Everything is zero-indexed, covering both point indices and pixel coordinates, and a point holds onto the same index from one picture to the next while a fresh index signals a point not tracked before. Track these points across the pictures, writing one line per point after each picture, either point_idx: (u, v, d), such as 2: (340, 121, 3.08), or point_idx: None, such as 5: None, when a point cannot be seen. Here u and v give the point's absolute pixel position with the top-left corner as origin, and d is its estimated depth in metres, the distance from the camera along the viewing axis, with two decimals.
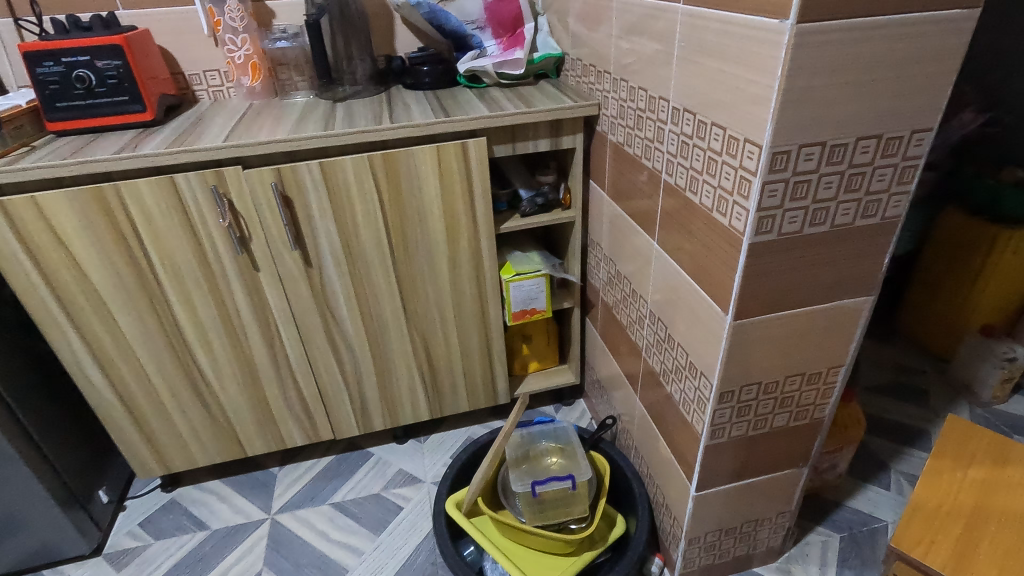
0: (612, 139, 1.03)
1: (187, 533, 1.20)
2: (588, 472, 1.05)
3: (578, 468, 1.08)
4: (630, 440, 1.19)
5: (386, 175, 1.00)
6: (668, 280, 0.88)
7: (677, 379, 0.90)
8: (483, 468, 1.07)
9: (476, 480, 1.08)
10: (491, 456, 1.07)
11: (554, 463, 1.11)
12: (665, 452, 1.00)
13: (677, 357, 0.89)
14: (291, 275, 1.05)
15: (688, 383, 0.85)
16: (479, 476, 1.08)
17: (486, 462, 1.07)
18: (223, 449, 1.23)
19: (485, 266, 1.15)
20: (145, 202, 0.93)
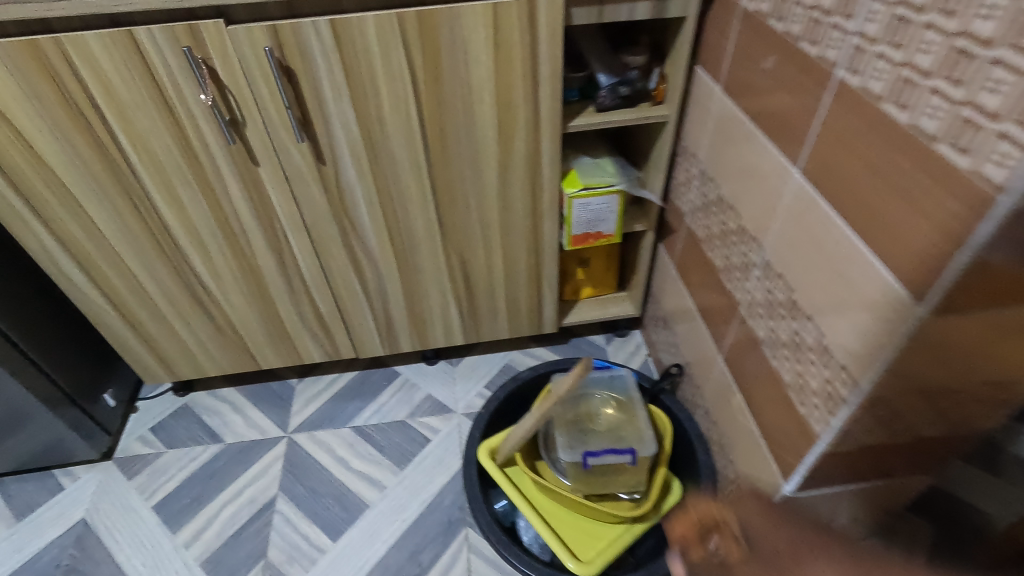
0: (745, 7, 0.71)
1: (200, 445, 1.12)
2: (654, 447, 0.86)
3: (639, 434, 0.90)
4: (697, 395, 1.00)
5: (422, 45, 0.73)
6: (805, 230, 0.64)
7: (793, 358, 0.69)
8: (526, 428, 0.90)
9: (513, 438, 0.92)
10: (537, 417, 0.88)
11: (610, 421, 0.93)
12: (753, 433, 0.81)
13: (800, 333, 0.67)
14: (300, 173, 0.83)
15: (813, 370, 0.65)
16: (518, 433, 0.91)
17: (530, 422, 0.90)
18: (234, 359, 1.10)
19: (543, 175, 0.90)
20: (101, 66, 0.69)
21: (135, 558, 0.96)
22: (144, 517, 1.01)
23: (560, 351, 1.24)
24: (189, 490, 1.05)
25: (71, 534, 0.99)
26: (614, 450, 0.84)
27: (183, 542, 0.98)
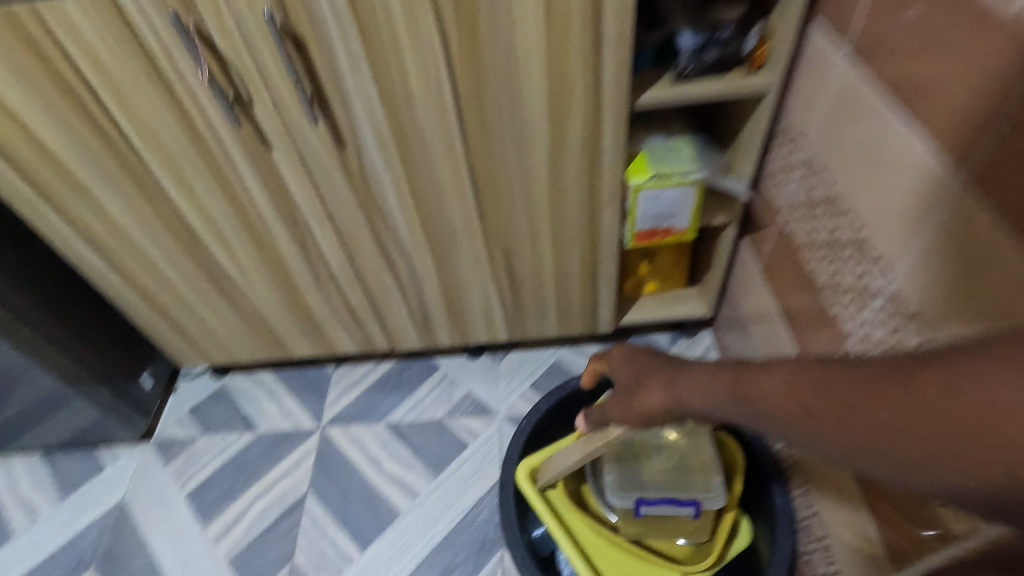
0: None
1: (235, 432, 1.08)
2: (720, 501, 0.75)
3: (703, 479, 0.78)
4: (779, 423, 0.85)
5: (454, 2, 0.58)
6: (970, 273, 0.47)
7: None
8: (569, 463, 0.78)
9: (553, 472, 0.80)
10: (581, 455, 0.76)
11: (668, 461, 0.81)
12: (856, 496, 0.67)
13: None
14: (318, 158, 0.72)
15: None
16: (559, 467, 0.80)
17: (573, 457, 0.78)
18: (266, 348, 1.05)
19: (603, 162, 0.75)
20: (86, 39, 0.60)
21: (168, 549, 0.95)
22: (178, 506, 1.00)
23: None
24: (222, 481, 1.02)
25: (109, 517, 0.99)
26: (675, 504, 0.75)
27: (213, 537, 0.96)
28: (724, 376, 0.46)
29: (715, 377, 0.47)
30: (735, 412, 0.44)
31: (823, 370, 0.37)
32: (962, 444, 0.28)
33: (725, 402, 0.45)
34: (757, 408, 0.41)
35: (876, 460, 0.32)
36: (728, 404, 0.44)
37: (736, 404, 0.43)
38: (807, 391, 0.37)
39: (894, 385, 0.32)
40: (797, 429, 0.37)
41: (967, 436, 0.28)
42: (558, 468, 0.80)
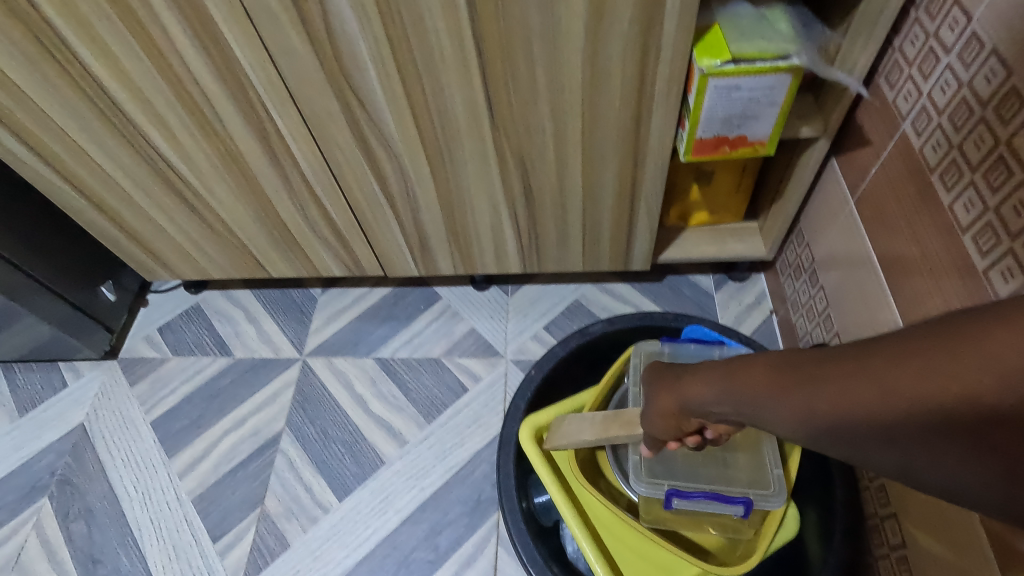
0: None
1: (208, 355, 0.96)
2: (776, 504, 0.61)
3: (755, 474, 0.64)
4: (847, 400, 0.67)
5: None
6: None
7: None
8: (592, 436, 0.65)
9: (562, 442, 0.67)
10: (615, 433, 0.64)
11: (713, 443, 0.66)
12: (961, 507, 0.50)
13: None
14: (268, 10, 0.52)
15: None
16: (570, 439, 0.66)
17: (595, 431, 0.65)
18: (238, 263, 0.90)
19: (662, 31, 0.53)
20: None
21: (127, 480, 0.85)
22: (141, 434, 0.89)
23: (649, 294, 0.93)
24: (191, 410, 0.91)
25: (69, 440, 0.90)
26: (720, 500, 0.60)
27: (176, 472, 0.85)
28: (706, 368, 0.43)
29: (707, 374, 0.42)
30: (721, 406, 0.40)
31: (803, 355, 0.34)
32: (947, 407, 0.25)
33: (704, 395, 0.41)
34: (737, 396, 0.38)
35: (858, 442, 0.29)
36: (709, 397, 0.41)
37: (716, 395, 0.40)
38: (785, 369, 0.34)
39: (872, 357, 0.29)
40: (778, 414, 0.34)
41: (957, 401, 0.25)
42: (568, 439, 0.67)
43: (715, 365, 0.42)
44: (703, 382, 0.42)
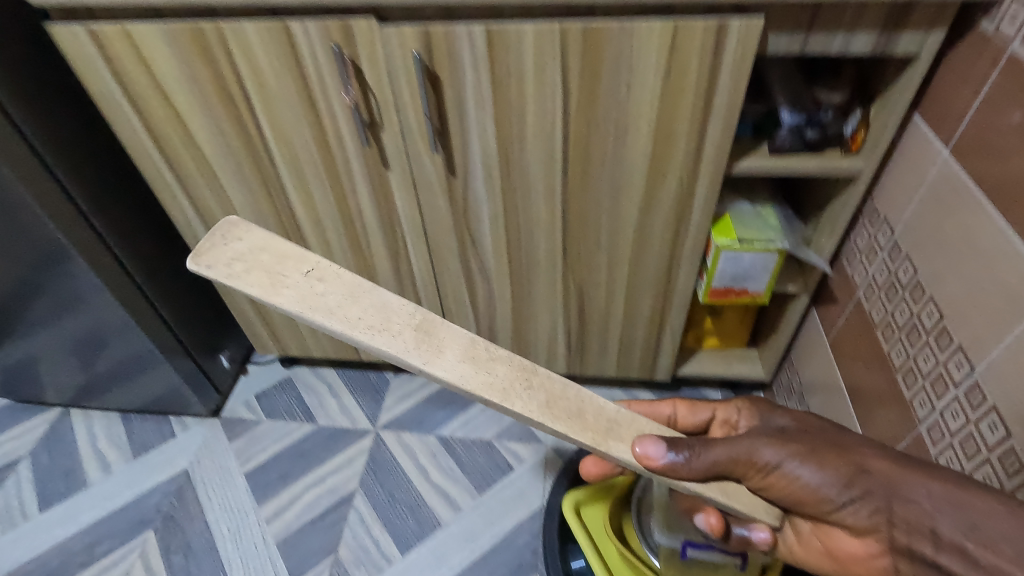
0: (1012, 51, 0.54)
1: (295, 421, 1.15)
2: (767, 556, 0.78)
3: None
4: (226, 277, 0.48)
5: (580, 63, 0.64)
6: None
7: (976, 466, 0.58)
8: (328, 296, 0.49)
9: (248, 286, 0.48)
10: (428, 352, 0.49)
11: None
12: None
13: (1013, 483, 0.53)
14: (429, 181, 0.78)
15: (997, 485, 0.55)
16: (246, 276, 0.48)
17: (306, 293, 0.48)
18: (338, 346, 1.11)
19: (691, 217, 0.79)
20: (254, 55, 0.67)
21: (222, 521, 1.01)
22: (236, 482, 1.06)
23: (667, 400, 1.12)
24: (278, 466, 1.08)
25: (174, 482, 1.06)
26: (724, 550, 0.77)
27: (265, 517, 1.01)
28: (829, 443, 0.54)
29: (833, 448, 0.53)
30: (842, 476, 0.52)
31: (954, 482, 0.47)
32: None
33: (825, 463, 0.53)
34: (891, 484, 0.49)
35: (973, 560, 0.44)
36: (828, 466, 0.52)
37: (843, 468, 0.52)
38: (963, 485, 0.47)
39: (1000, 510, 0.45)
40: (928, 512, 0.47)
41: None
42: (241, 256, 0.49)
43: (836, 439, 0.54)
44: (826, 456, 0.53)
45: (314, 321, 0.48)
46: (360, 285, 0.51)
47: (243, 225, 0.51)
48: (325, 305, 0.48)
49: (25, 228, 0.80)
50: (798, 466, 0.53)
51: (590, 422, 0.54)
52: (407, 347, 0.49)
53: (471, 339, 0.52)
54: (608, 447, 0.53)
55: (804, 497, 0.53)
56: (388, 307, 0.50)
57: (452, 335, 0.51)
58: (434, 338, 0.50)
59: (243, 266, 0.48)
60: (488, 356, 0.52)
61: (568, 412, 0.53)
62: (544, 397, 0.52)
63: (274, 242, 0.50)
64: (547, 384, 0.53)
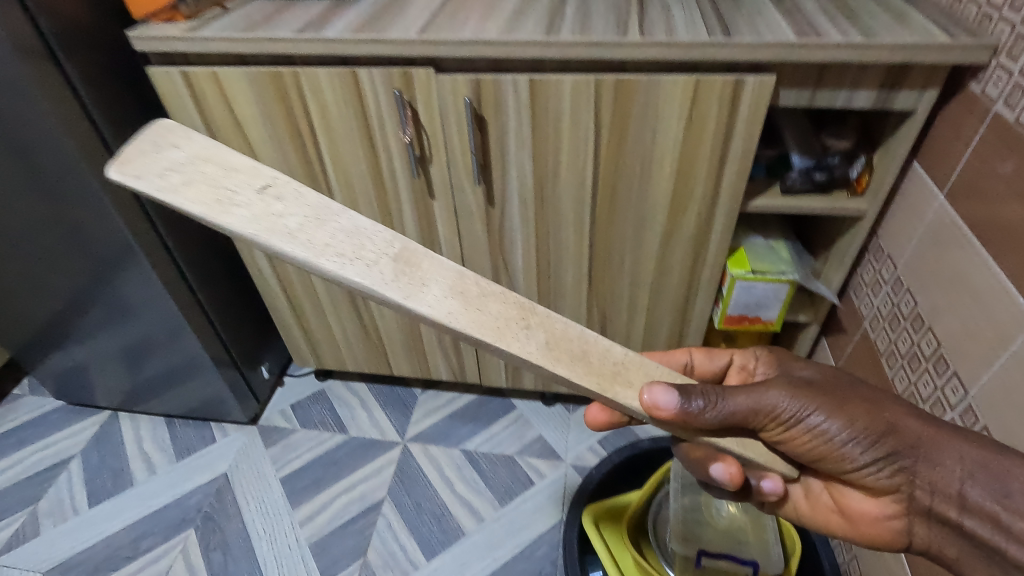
0: (997, 109, 0.61)
1: (328, 431, 1.21)
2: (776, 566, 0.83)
3: (762, 547, 0.86)
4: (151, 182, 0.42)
5: (611, 110, 0.72)
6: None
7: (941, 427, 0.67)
8: (290, 216, 0.45)
9: (188, 203, 0.43)
10: (410, 288, 0.45)
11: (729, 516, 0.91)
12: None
13: None
14: (469, 210, 0.86)
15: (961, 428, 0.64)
16: (184, 190, 0.43)
17: (259, 213, 0.44)
18: (372, 361, 1.19)
19: (708, 249, 0.86)
20: (323, 97, 0.77)
21: (258, 522, 1.07)
22: (272, 486, 1.12)
23: None
24: (311, 473, 1.14)
25: (213, 484, 1.13)
26: (736, 558, 0.83)
27: (298, 520, 1.07)
28: (854, 397, 0.54)
29: (857, 403, 0.53)
30: (868, 434, 0.52)
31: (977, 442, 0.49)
32: None
33: (849, 419, 0.52)
34: (916, 442, 0.51)
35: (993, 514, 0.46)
36: (853, 422, 0.52)
37: (868, 424, 0.52)
38: (1002, 451, 0.47)
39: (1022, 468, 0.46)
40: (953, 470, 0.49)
41: None
42: (181, 166, 0.44)
43: (857, 393, 0.54)
44: (850, 410, 0.53)
45: (271, 244, 0.43)
46: (323, 204, 0.46)
47: (177, 129, 0.45)
48: (283, 228, 0.44)
49: (99, 240, 0.89)
50: (824, 419, 0.53)
51: (595, 365, 0.50)
52: (384, 279, 0.45)
53: (460, 273, 0.48)
54: (615, 394, 0.49)
55: (826, 451, 0.54)
56: (360, 229, 0.46)
57: (436, 266, 0.47)
58: (415, 269, 0.46)
59: (183, 179, 0.43)
60: (477, 290, 0.48)
61: (570, 355, 0.49)
62: (546, 337, 0.48)
63: (219, 151, 0.45)
64: (548, 323, 0.49)
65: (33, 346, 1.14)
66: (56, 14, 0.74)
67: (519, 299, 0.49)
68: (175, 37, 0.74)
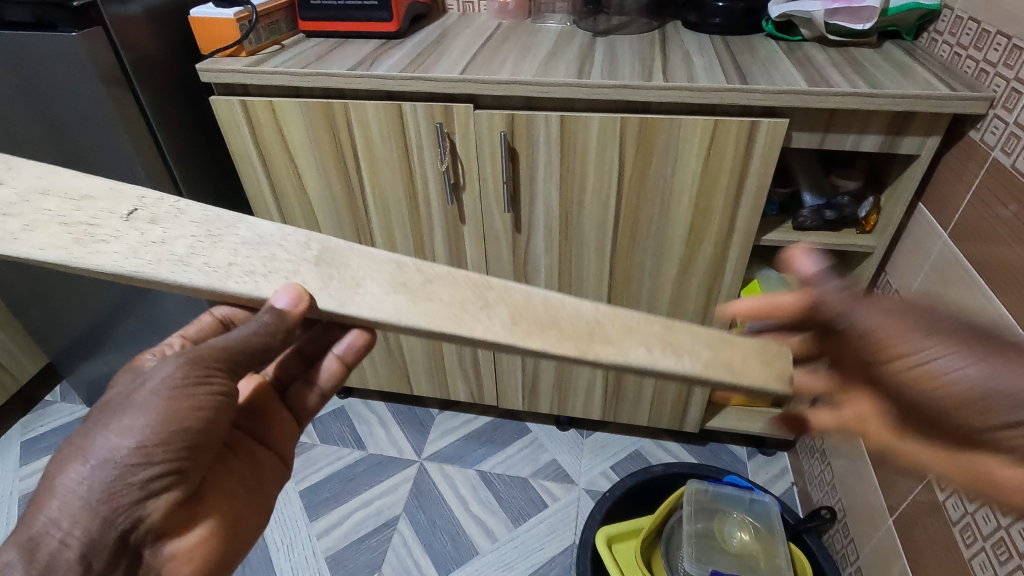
0: (995, 156, 0.66)
1: (347, 447, 1.24)
2: None
3: None
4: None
5: (635, 146, 0.78)
6: None
7: None
8: (174, 241, 0.49)
9: (45, 248, 0.47)
10: (344, 292, 0.49)
11: (741, 544, 0.92)
12: None
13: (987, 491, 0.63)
14: (496, 234, 0.92)
15: None
16: (37, 235, 0.48)
17: (136, 244, 0.48)
18: (393, 379, 1.22)
19: (722, 280, 0.90)
20: (368, 127, 0.83)
21: (277, 534, 1.09)
22: (291, 499, 1.14)
23: (694, 453, 1.20)
24: (329, 487, 1.17)
25: None
26: None
27: (315, 533, 1.09)
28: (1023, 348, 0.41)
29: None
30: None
31: None
32: None
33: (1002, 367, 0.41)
34: None
35: None
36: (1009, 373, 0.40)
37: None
38: None
39: None
40: None
41: None
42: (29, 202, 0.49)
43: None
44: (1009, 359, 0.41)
45: (164, 274, 0.47)
46: (212, 219, 0.51)
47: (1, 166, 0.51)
48: (171, 255, 0.48)
49: None
50: (959, 363, 0.42)
51: (569, 331, 0.50)
52: (320, 283, 0.49)
53: (396, 264, 0.52)
54: (595, 353, 0.49)
55: (960, 406, 0.42)
56: (262, 237, 0.51)
57: (365, 262, 0.51)
58: (339, 264, 0.51)
59: (29, 224, 0.48)
60: (420, 279, 0.51)
61: (540, 324, 0.50)
62: (509, 313, 0.50)
63: (66, 184, 0.50)
64: (507, 297, 0.51)
65: (70, 352, 1.19)
66: (135, 48, 0.82)
67: (471, 278, 0.52)
68: (238, 71, 0.82)
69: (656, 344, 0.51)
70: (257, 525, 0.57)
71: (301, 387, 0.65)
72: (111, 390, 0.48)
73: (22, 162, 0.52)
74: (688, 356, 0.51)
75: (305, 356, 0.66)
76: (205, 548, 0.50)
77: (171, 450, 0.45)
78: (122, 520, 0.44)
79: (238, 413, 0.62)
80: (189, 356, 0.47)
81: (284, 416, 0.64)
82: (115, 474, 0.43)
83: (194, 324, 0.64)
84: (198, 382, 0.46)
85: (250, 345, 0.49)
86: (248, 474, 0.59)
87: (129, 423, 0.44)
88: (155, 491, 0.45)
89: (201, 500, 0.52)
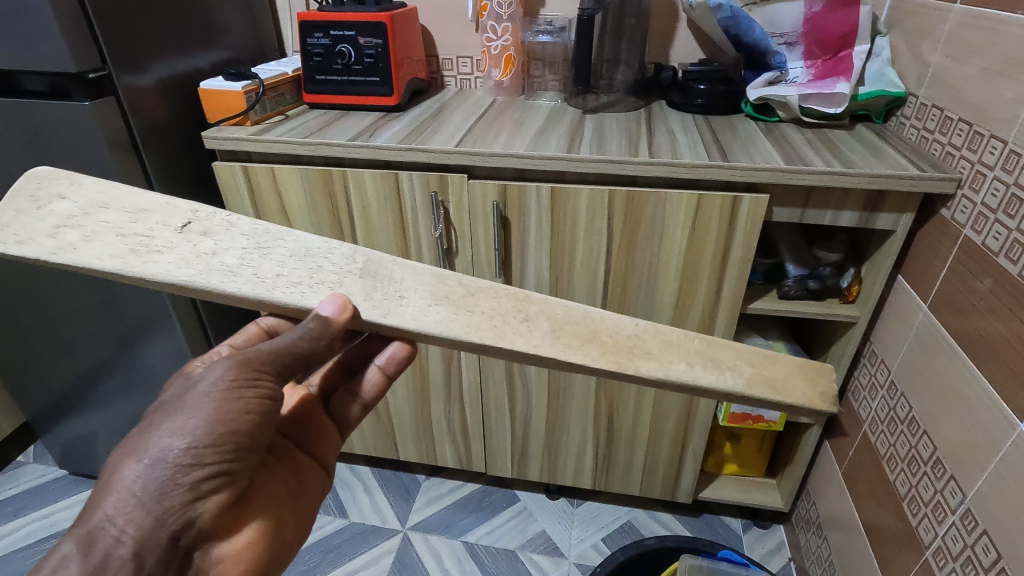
0: (966, 233, 0.68)
1: (328, 515, 1.20)
2: None
3: None
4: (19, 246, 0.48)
5: (623, 215, 0.80)
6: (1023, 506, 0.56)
7: (930, 512, 0.71)
8: (227, 253, 0.51)
9: (99, 258, 0.49)
10: (388, 303, 0.52)
11: None
12: None
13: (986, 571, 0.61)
14: None
15: (923, 483, 0.72)
16: (90, 244, 0.49)
17: (188, 255, 0.50)
18: (380, 443, 1.20)
19: None
20: (366, 194, 0.86)
21: None
22: None
23: (688, 525, 1.16)
24: (308, 558, 1.11)
25: None
26: None
27: None
28: None
29: None
30: None
31: None
32: None
33: None
34: None
35: None
36: None
37: None
38: None
39: None
40: None
41: None
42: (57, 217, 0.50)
43: None
44: None
45: (214, 284, 0.49)
46: (261, 232, 0.52)
47: (63, 179, 0.51)
48: (222, 265, 0.50)
49: (134, 304, 0.96)
50: None
51: (609, 344, 0.53)
52: (363, 294, 0.52)
53: (437, 276, 0.54)
54: (636, 367, 0.53)
55: None
56: (310, 250, 0.53)
57: (407, 274, 0.54)
58: (382, 277, 0.53)
59: (85, 236, 0.49)
60: (463, 292, 0.54)
61: (580, 337, 0.53)
62: (550, 325, 0.53)
63: (123, 197, 0.51)
64: (547, 311, 0.54)
65: (51, 411, 1.16)
66: (146, 116, 0.86)
67: (512, 293, 0.55)
68: (242, 139, 0.85)
69: (696, 359, 0.54)
70: (300, 530, 0.57)
71: (344, 398, 0.65)
72: (165, 391, 0.49)
73: (83, 177, 0.52)
74: (730, 372, 0.55)
75: (348, 369, 0.66)
76: (252, 552, 0.51)
77: (221, 451, 0.45)
78: (174, 520, 0.44)
79: (286, 422, 0.62)
80: (239, 359, 0.47)
81: (327, 427, 0.65)
82: (167, 473, 0.43)
83: (240, 333, 0.63)
84: (247, 383, 0.46)
85: (295, 351, 0.48)
86: (291, 482, 0.58)
87: (183, 418, 0.44)
88: (205, 493, 0.45)
89: (248, 504, 0.53)
